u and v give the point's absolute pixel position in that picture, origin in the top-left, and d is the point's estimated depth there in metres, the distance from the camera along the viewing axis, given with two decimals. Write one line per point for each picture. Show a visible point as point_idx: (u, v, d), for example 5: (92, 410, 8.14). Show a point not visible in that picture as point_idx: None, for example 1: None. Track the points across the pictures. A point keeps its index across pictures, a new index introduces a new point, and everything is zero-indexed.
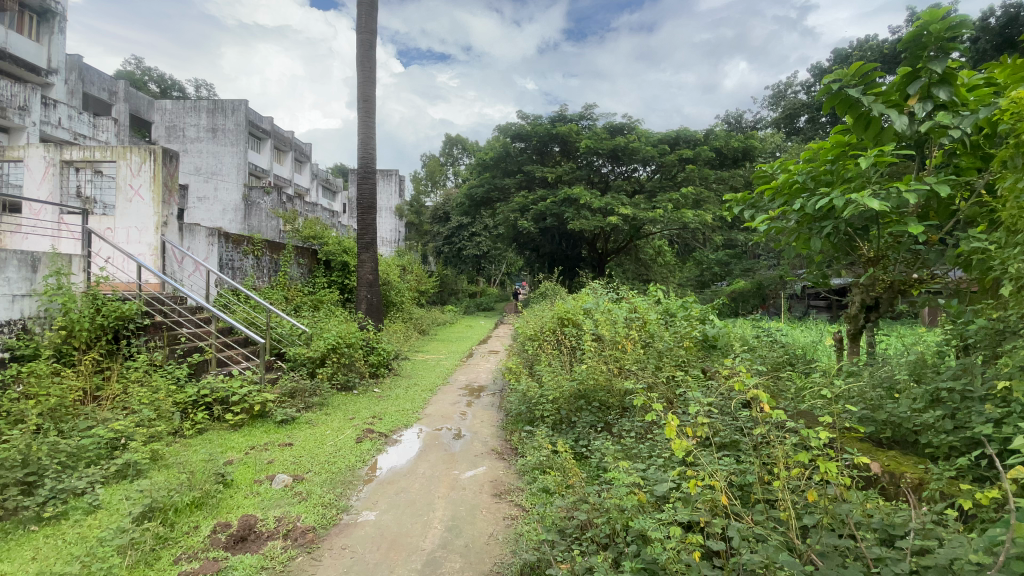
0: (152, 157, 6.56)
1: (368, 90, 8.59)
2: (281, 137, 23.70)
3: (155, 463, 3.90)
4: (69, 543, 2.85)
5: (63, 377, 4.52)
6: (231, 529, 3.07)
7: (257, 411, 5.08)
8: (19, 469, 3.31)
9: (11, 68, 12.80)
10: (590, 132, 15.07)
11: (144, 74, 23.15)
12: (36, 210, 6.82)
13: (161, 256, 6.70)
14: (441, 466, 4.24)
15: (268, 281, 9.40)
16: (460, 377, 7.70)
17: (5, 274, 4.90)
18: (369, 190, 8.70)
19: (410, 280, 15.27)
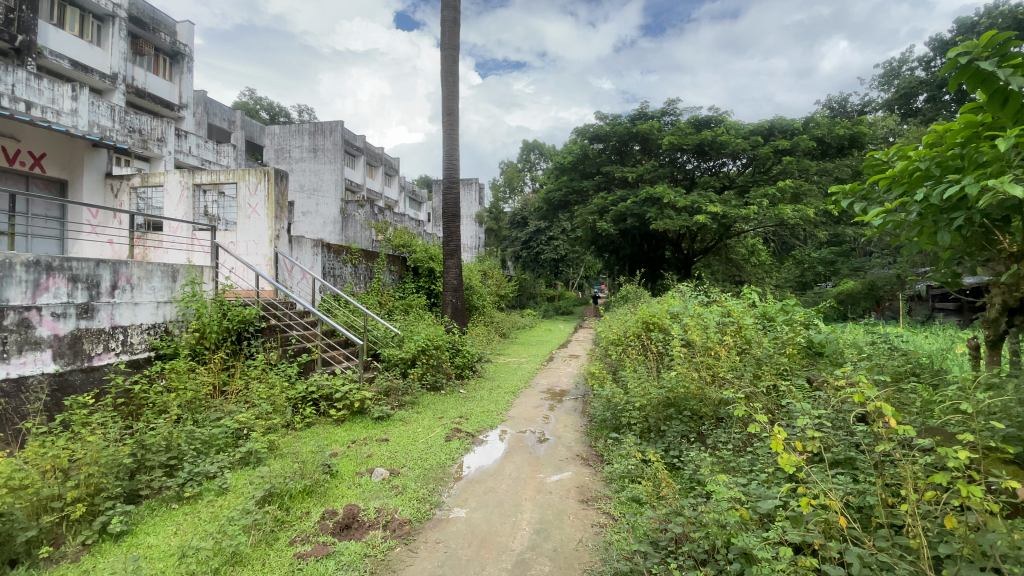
0: (267, 177, 7.33)
1: (451, 104, 8.96)
2: (371, 153, 25.43)
3: (272, 453, 4.32)
4: (204, 521, 3.24)
5: (198, 373, 5.17)
6: (337, 517, 3.31)
7: (357, 408, 5.47)
8: (163, 453, 3.84)
9: (150, 105, 14.86)
10: (673, 129, 14.52)
11: (254, 104, 25.80)
12: (174, 228, 7.90)
13: (274, 266, 7.46)
14: (527, 469, 4.29)
15: (363, 287, 10.10)
16: (542, 380, 7.76)
17: (152, 284, 5.72)
18: (453, 198, 9.03)
19: (490, 284, 15.65)
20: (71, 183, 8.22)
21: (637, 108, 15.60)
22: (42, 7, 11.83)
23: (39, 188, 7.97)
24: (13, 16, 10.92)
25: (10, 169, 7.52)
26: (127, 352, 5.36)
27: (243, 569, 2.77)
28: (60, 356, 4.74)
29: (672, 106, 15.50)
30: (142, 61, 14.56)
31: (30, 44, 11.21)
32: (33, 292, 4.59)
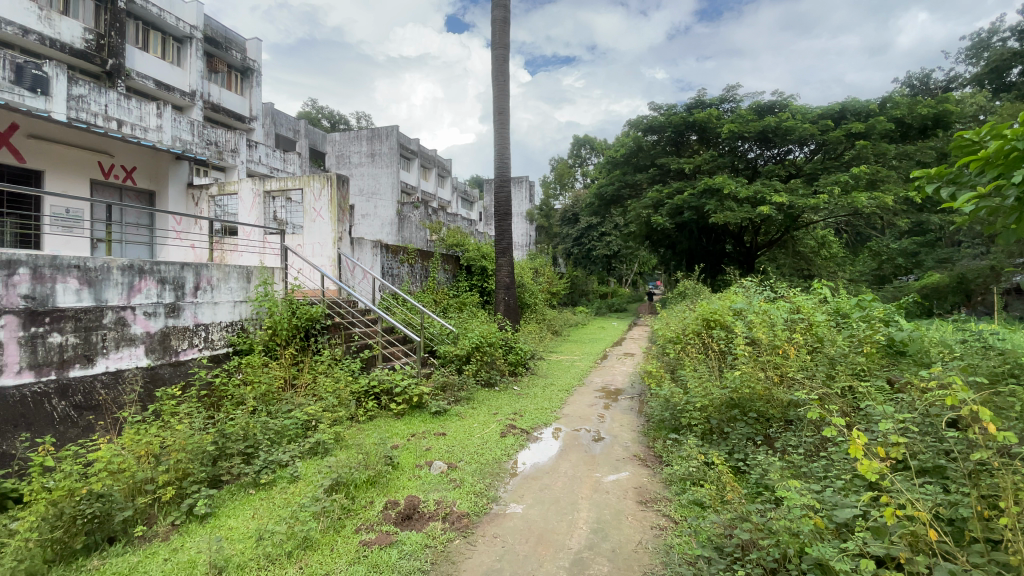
0: (330, 183, 7.69)
1: (502, 103, 9.02)
2: (425, 155, 26.12)
3: (338, 444, 4.54)
4: (278, 506, 3.47)
5: (270, 367, 5.52)
6: (399, 507, 3.43)
7: (416, 402, 5.65)
8: (241, 442, 4.14)
9: (224, 118, 15.97)
10: (733, 116, 13.87)
11: (316, 113, 27.13)
12: (248, 233, 8.48)
13: (337, 267, 7.83)
14: (583, 467, 4.26)
15: (419, 286, 10.40)
16: (596, 378, 7.67)
17: (229, 285, 6.17)
18: (505, 196, 9.09)
19: (542, 281, 15.65)
20: (157, 193, 8.99)
21: (694, 97, 15.04)
22: (130, 33, 12.97)
23: (131, 199, 8.76)
24: (105, 42, 12.08)
25: (107, 182, 8.31)
26: (209, 348, 5.83)
27: (314, 553, 2.93)
28: (151, 351, 5.22)
29: (732, 93, 14.81)
30: (216, 78, 15.67)
31: (120, 68, 12.33)
32: (128, 293, 5.08)
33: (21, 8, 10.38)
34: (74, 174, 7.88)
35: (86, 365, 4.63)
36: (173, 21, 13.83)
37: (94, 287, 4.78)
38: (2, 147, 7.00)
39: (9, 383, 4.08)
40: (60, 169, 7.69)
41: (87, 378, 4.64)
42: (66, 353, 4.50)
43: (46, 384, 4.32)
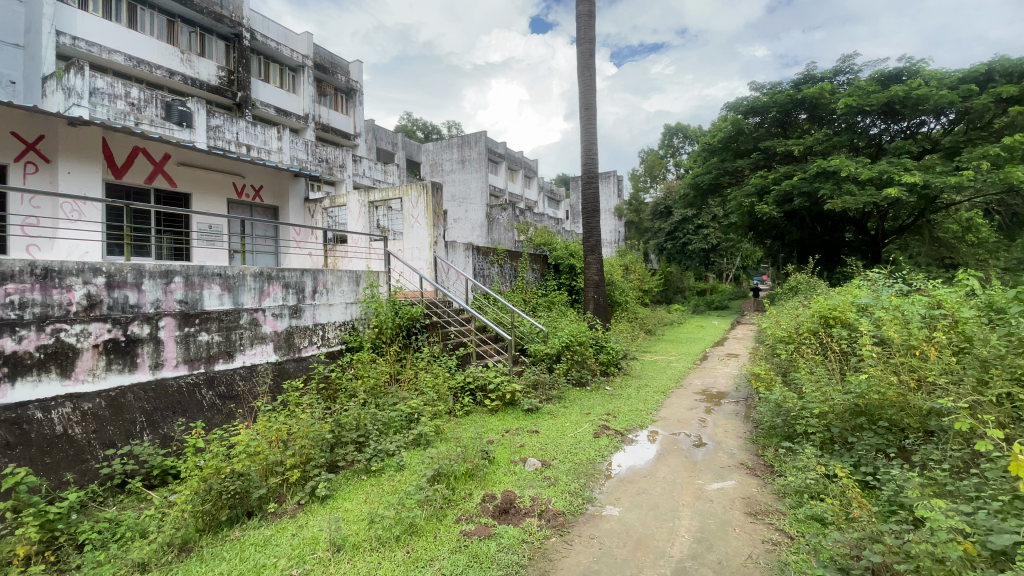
0: (425, 190, 8.11)
1: (589, 99, 8.91)
2: (512, 157, 26.64)
3: (438, 436, 4.79)
4: (386, 493, 3.74)
5: (378, 363, 5.97)
6: (497, 501, 3.53)
7: (509, 399, 5.77)
8: (354, 431, 4.52)
9: (331, 137, 17.51)
10: (850, 88, 12.42)
11: (411, 125, 28.78)
12: (356, 241, 9.29)
13: (433, 269, 8.26)
14: (683, 473, 4.06)
15: (509, 286, 10.63)
16: (695, 380, 7.28)
17: (342, 288, 6.79)
18: (593, 192, 8.95)
19: (634, 279, 15.21)
20: (280, 208, 10.12)
21: (802, 71, 13.71)
22: (255, 68, 14.73)
23: (260, 214, 9.95)
24: (234, 78, 13.86)
25: (240, 200, 9.53)
26: (325, 345, 6.49)
27: (419, 539, 3.12)
28: (278, 348, 5.92)
29: (848, 63, 13.28)
30: (325, 100, 17.27)
31: (247, 99, 14.05)
32: (260, 296, 5.78)
33: (167, 54, 12.29)
34: (215, 195, 9.12)
35: (228, 360, 5.37)
36: (288, 53, 15.46)
37: (233, 291, 5.51)
38: (161, 175, 8.29)
39: (171, 374, 4.86)
40: (204, 192, 8.93)
41: (229, 370, 5.37)
42: (212, 349, 5.24)
43: (197, 375, 5.07)
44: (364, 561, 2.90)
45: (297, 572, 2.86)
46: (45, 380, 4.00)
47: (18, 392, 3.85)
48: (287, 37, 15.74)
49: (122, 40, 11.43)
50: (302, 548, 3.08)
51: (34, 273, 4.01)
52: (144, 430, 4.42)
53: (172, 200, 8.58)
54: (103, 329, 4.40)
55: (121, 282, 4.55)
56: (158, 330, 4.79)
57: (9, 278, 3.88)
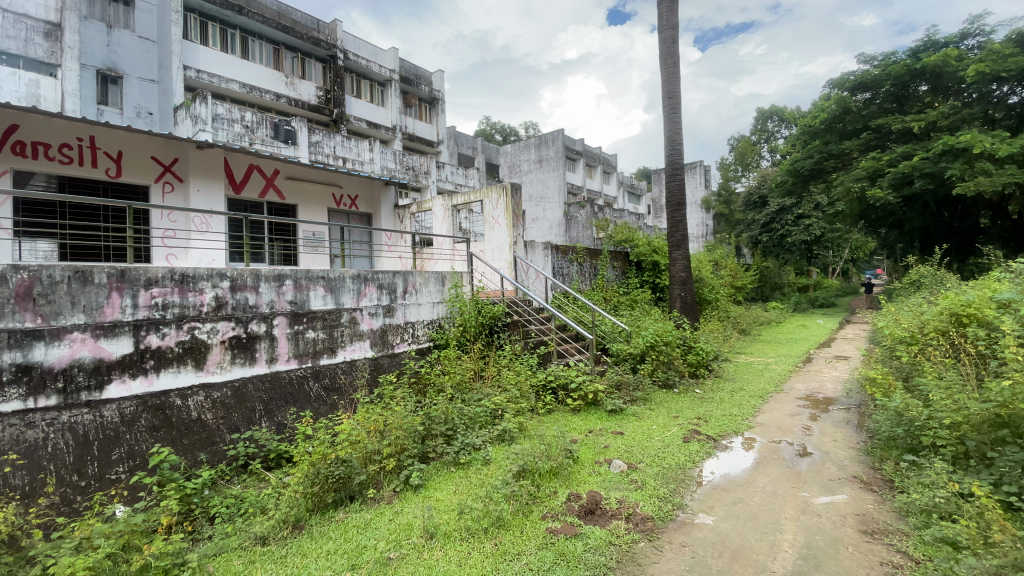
0: (505, 191, 8.24)
1: (672, 87, 8.56)
2: (590, 153, 26.44)
3: (522, 433, 4.87)
4: (475, 485, 3.87)
5: (464, 360, 6.18)
6: (583, 501, 3.51)
7: (591, 399, 5.71)
8: (443, 424, 4.73)
9: (416, 145, 18.37)
10: (983, 51, 10.77)
11: (490, 128, 29.45)
12: (441, 243, 9.72)
13: (514, 268, 8.38)
14: (785, 484, 3.77)
15: (590, 284, 10.51)
16: (797, 385, 6.70)
17: (430, 289, 7.13)
18: (678, 185, 8.58)
19: (724, 275, 14.36)
20: (373, 215, 10.84)
21: (922, 37, 12.13)
22: (348, 85, 15.89)
23: (355, 221, 10.72)
24: (330, 96, 15.06)
25: (339, 209, 10.34)
26: (415, 342, 6.87)
27: (506, 532, 3.18)
28: (374, 344, 6.36)
29: (980, 24, 11.52)
30: (410, 111, 18.19)
31: (343, 115, 15.18)
32: (357, 297, 6.23)
33: (274, 79, 13.66)
34: (318, 205, 9.97)
35: (331, 355, 5.86)
36: (377, 68, 16.47)
37: (335, 293, 5.99)
38: (272, 189, 9.22)
39: (283, 367, 5.40)
40: (308, 202, 9.80)
41: (332, 365, 5.86)
42: (318, 345, 5.75)
43: (306, 369, 5.59)
44: (455, 550, 3.02)
45: (394, 554, 3.04)
46: (183, 371, 4.63)
47: (163, 381, 4.49)
48: (375, 54, 16.80)
49: (237, 70, 12.88)
50: (398, 533, 3.27)
51: (175, 279, 4.65)
52: (262, 417, 4.94)
53: (282, 211, 9.51)
54: (229, 327, 5.00)
55: (243, 285, 5.14)
56: (273, 328, 5.35)
57: (154, 283, 4.52)
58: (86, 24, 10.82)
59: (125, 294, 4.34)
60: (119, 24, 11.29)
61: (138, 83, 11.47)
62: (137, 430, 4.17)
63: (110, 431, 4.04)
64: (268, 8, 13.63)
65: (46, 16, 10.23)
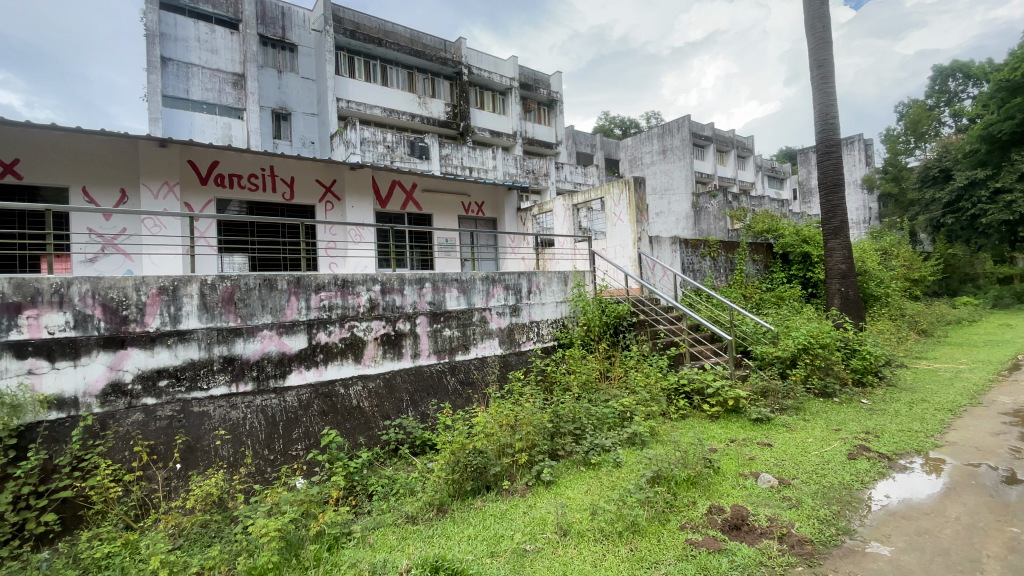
0: (627, 186, 7.99)
1: (822, 54, 7.55)
2: (721, 139, 24.51)
3: (654, 438, 4.67)
4: (607, 487, 3.82)
5: (590, 360, 6.14)
6: (726, 515, 3.25)
7: (732, 406, 5.26)
8: (572, 424, 4.76)
9: (536, 148, 18.69)
10: None
11: (609, 123, 28.90)
12: (562, 243, 9.77)
13: (639, 266, 8.07)
14: (988, 517, 3.09)
15: (725, 281, 9.76)
16: (1006, 398, 5.43)
17: (553, 288, 7.25)
18: (833, 164, 7.56)
19: (895, 265, 12.27)
20: (498, 219, 11.32)
21: None
22: (472, 98, 16.81)
23: (482, 226, 11.30)
24: (457, 110, 16.06)
25: (467, 215, 10.99)
26: (540, 341, 7.03)
27: (642, 539, 3.07)
28: (502, 342, 6.64)
29: None
30: (529, 116, 18.61)
31: (468, 127, 16.09)
32: (487, 297, 6.55)
33: (408, 100, 14.99)
34: (449, 213, 10.70)
35: (465, 352, 6.25)
36: (498, 78, 17.17)
37: (467, 294, 6.37)
38: (411, 201, 10.13)
39: (425, 362, 5.90)
40: (440, 211, 10.57)
41: (466, 361, 6.24)
42: (453, 343, 6.17)
43: (443, 364, 6.03)
44: (589, 550, 3.01)
45: (530, 547, 3.13)
46: (345, 364, 5.31)
47: (330, 372, 5.20)
48: (497, 65, 17.52)
49: (377, 96, 14.39)
50: (533, 526, 3.36)
51: (337, 284, 5.34)
52: (409, 407, 5.43)
53: (419, 220, 10.40)
54: (380, 326, 5.60)
55: (391, 288, 5.72)
56: (415, 326, 5.87)
57: (322, 288, 5.24)
58: (263, 72, 12.92)
59: (300, 298, 5.10)
60: (286, 69, 13.30)
61: (302, 118, 13.43)
62: (310, 414, 4.87)
63: (291, 413, 4.78)
64: (402, 36, 14.99)
65: (234, 68, 12.38)
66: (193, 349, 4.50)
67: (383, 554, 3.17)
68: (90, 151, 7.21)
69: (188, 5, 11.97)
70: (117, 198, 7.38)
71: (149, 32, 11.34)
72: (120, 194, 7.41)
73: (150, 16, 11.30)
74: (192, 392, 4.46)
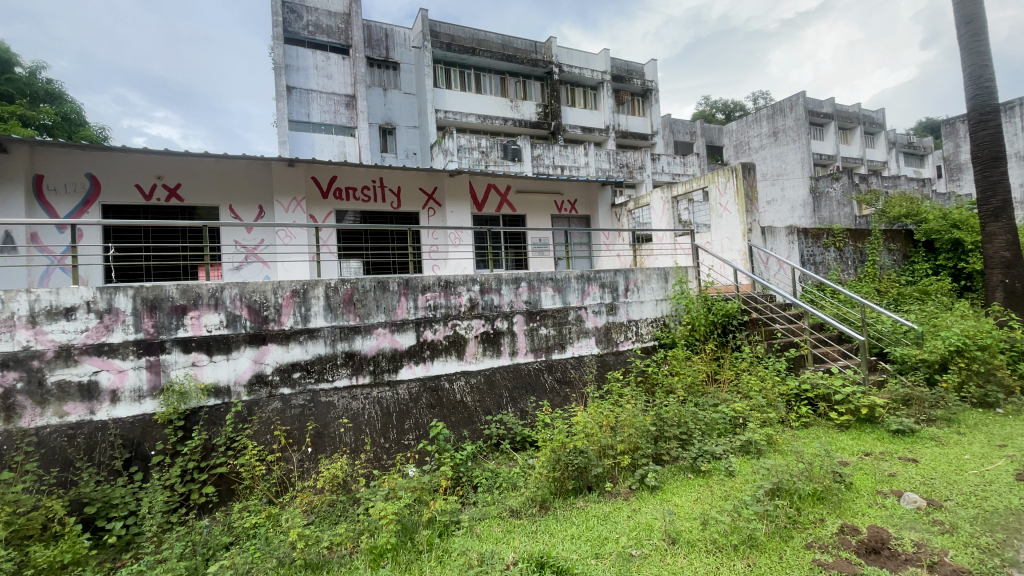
0: (734, 174, 7.45)
1: (973, 7, 6.42)
2: (843, 114, 21.88)
3: (772, 447, 4.30)
4: (720, 497, 3.58)
5: (695, 361, 5.83)
6: (861, 537, 2.90)
7: (865, 415, 4.68)
8: (677, 427, 4.55)
9: (631, 141, 18.11)
10: None
11: (711, 108, 27.12)
12: (661, 238, 9.38)
13: (749, 259, 7.45)
14: None
15: (854, 274, 8.71)
16: None
17: (653, 286, 7.02)
18: (991, 135, 6.42)
19: None
20: (593, 217, 11.19)
21: None
22: (563, 96, 16.77)
23: (577, 224, 11.26)
24: (548, 109, 16.15)
25: (562, 214, 11.01)
26: (639, 340, 6.84)
27: (761, 555, 2.85)
28: (599, 341, 6.55)
29: None
30: (623, 108, 18.07)
31: (559, 126, 16.10)
32: (582, 295, 6.49)
33: (501, 105, 15.44)
34: (543, 213, 10.80)
35: (562, 350, 6.27)
36: (590, 74, 16.96)
37: (562, 292, 6.37)
38: (506, 203, 10.39)
39: (522, 360, 6.02)
40: (535, 211, 10.70)
41: (563, 359, 6.25)
42: (550, 342, 6.22)
43: (541, 362, 6.10)
44: (701, 562, 2.86)
45: (636, 552, 3.05)
46: (449, 360, 5.60)
47: (436, 367, 5.53)
48: (588, 60, 17.32)
49: (472, 104, 14.97)
50: (638, 531, 3.27)
51: (441, 284, 5.64)
52: (509, 403, 5.56)
53: (514, 221, 10.64)
54: (480, 324, 5.82)
55: (489, 288, 5.91)
56: (513, 324, 6.01)
57: (427, 289, 5.56)
58: (371, 91, 14.03)
59: (409, 298, 5.46)
60: (390, 86, 14.31)
61: (405, 130, 14.37)
62: (420, 406, 5.20)
63: (402, 405, 5.15)
64: (494, 43, 15.41)
65: (346, 90, 13.58)
66: (320, 345, 5.02)
67: (489, 545, 3.28)
68: (234, 174, 8.35)
69: (307, 37, 13.32)
70: (256, 214, 8.47)
71: (277, 65, 12.80)
72: (258, 210, 8.48)
73: (277, 51, 12.77)
74: (320, 383, 4.98)
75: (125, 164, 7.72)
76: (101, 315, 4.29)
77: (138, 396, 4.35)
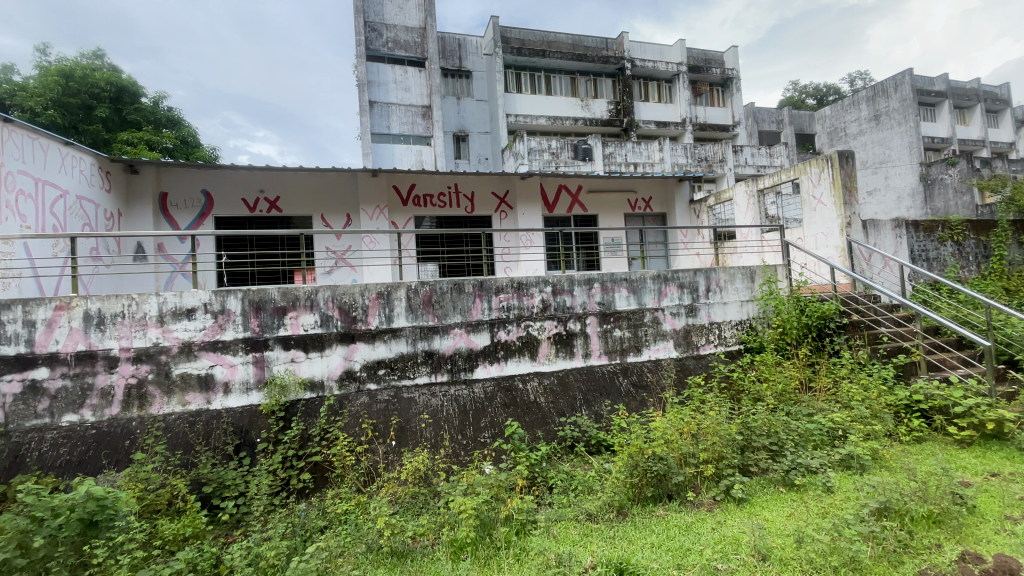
0: (829, 164, 6.88)
1: None
2: (960, 90, 19.33)
3: (878, 463, 3.92)
4: (817, 514, 3.32)
5: (786, 367, 5.45)
6: (988, 566, 2.57)
7: (992, 431, 4.13)
8: (766, 437, 4.27)
9: (710, 134, 17.20)
10: None
11: (799, 94, 25.06)
12: (745, 235, 8.85)
13: (848, 256, 6.83)
14: None
15: (975, 272, 7.71)
16: None
17: (737, 286, 6.64)
18: None
19: None
20: (668, 215, 10.82)
21: None
22: (636, 92, 16.38)
23: (651, 223, 10.94)
24: (620, 106, 15.82)
25: (635, 213, 10.77)
26: (722, 343, 6.51)
27: None
28: (678, 344, 6.33)
29: None
30: (701, 100, 17.22)
31: (632, 122, 15.71)
32: (659, 297, 6.29)
33: (571, 105, 15.36)
34: (616, 212, 10.61)
35: (637, 353, 6.13)
36: (664, 67, 16.39)
37: (637, 293, 6.21)
38: (577, 204, 10.34)
39: (596, 362, 5.96)
40: (607, 210, 10.54)
41: (639, 363, 6.11)
42: (625, 344, 6.10)
43: (616, 365, 6.00)
44: None
45: (723, 565, 2.90)
46: (523, 360, 5.70)
47: (510, 367, 5.65)
48: (662, 53, 16.75)
49: (542, 105, 15.04)
50: (724, 545, 3.12)
51: (514, 286, 5.73)
52: (583, 405, 5.51)
53: (586, 222, 10.65)
54: (553, 325, 5.85)
55: (562, 289, 5.92)
56: (586, 325, 5.97)
57: (501, 291, 5.68)
58: (445, 100, 14.56)
59: (484, 300, 5.61)
60: (464, 94, 14.77)
61: (478, 136, 14.77)
62: (495, 405, 5.31)
63: (479, 403, 5.30)
64: (564, 44, 15.40)
65: (422, 101, 14.19)
66: (402, 344, 5.31)
67: (567, 546, 3.29)
68: (324, 185, 9.04)
69: (387, 53, 14.08)
70: (344, 221, 9.10)
71: (360, 82, 13.66)
72: (345, 218, 9.11)
73: (360, 69, 13.63)
74: (402, 380, 5.27)
75: (233, 180, 8.61)
76: (216, 316, 4.84)
77: (246, 389, 4.85)
